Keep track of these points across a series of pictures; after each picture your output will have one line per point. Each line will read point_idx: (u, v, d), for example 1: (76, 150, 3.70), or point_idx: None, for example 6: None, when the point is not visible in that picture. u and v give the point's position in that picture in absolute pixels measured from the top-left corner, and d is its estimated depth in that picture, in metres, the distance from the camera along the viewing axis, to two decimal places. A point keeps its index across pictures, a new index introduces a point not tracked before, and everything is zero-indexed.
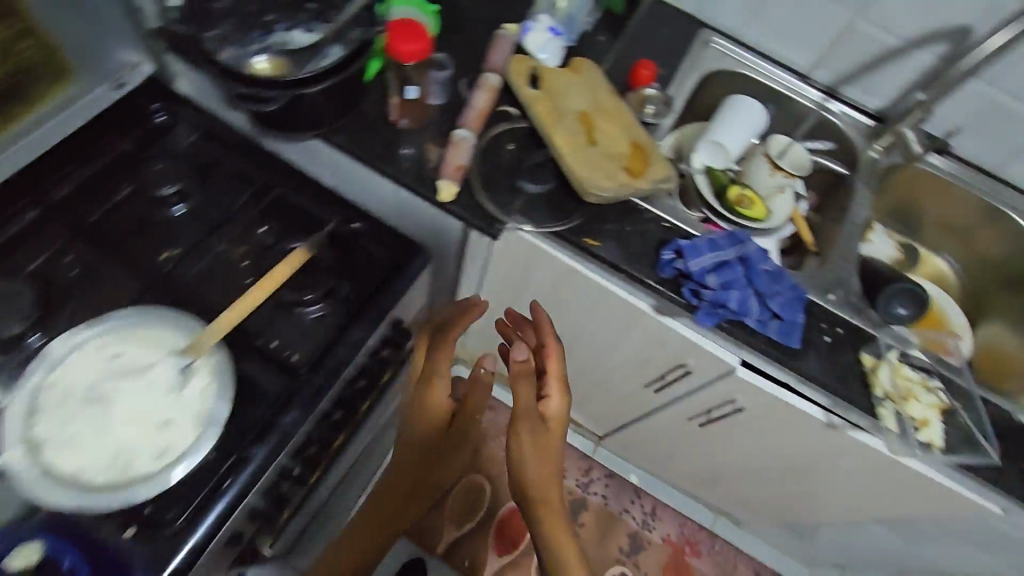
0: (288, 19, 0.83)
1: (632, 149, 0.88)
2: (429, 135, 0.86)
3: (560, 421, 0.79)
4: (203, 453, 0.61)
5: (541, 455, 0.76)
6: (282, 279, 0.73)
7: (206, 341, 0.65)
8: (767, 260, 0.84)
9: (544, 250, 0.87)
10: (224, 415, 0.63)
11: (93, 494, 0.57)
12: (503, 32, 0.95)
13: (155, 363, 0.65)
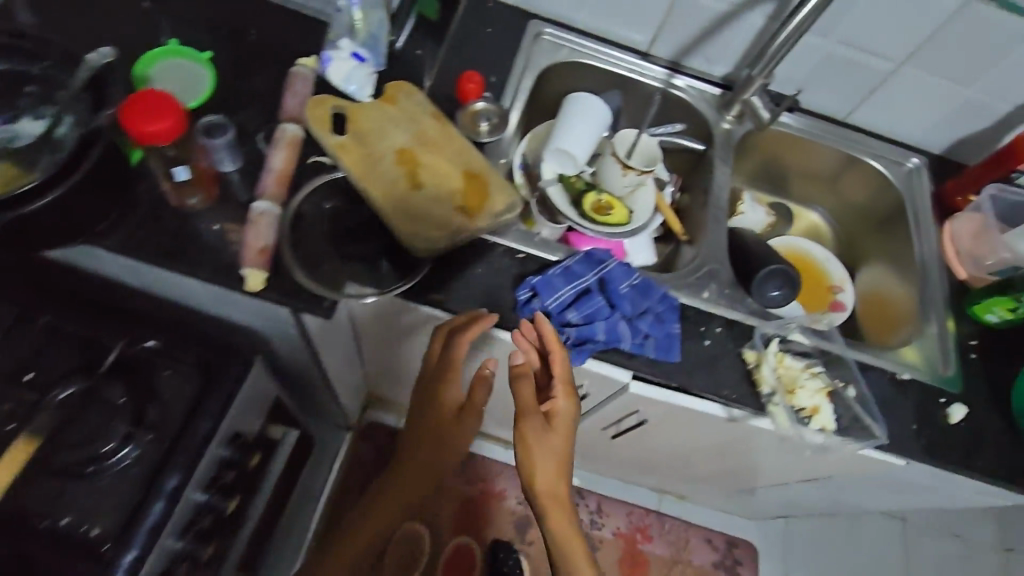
0: (6, 110, 0.67)
1: (468, 181, 0.78)
2: (226, 213, 0.74)
3: (568, 423, 0.73)
4: None
5: (551, 455, 0.70)
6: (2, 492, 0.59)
7: None
8: (629, 275, 0.78)
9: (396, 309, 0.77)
10: None
11: None
12: (296, 69, 0.82)
13: None
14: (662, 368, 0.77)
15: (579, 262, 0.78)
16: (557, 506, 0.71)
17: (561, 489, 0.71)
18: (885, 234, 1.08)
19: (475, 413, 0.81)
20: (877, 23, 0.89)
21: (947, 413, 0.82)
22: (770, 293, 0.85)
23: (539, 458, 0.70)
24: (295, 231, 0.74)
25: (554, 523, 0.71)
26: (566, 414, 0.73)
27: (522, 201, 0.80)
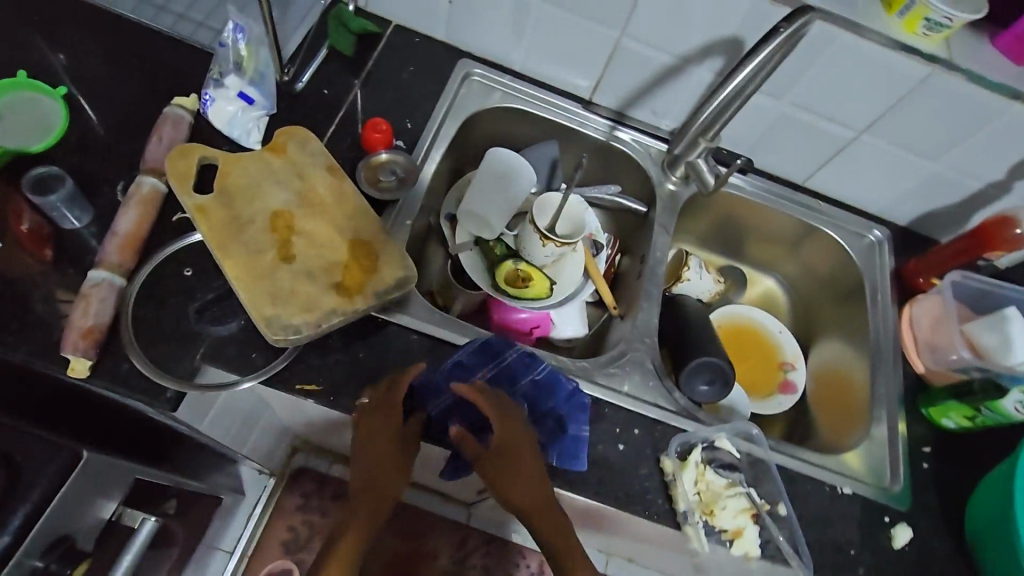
0: None
1: (353, 251, 0.68)
2: (64, 281, 0.64)
3: (524, 449, 0.63)
4: None
5: (520, 479, 0.62)
6: None
7: None
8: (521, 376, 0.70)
9: (268, 395, 0.67)
10: None
11: None
12: (168, 110, 0.71)
13: None
14: (565, 478, 0.67)
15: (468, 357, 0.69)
16: (550, 521, 0.62)
17: (547, 498, 0.63)
18: (842, 309, 0.98)
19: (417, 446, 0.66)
20: (833, 87, 0.80)
21: (891, 534, 0.73)
22: (698, 388, 0.78)
23: (508, 486, 0.62)
24: (142, 304, 0.64)
25: (552, 539, 0.62)
26: (523, 439, 0.64)
27: (415, 276, 0.70)
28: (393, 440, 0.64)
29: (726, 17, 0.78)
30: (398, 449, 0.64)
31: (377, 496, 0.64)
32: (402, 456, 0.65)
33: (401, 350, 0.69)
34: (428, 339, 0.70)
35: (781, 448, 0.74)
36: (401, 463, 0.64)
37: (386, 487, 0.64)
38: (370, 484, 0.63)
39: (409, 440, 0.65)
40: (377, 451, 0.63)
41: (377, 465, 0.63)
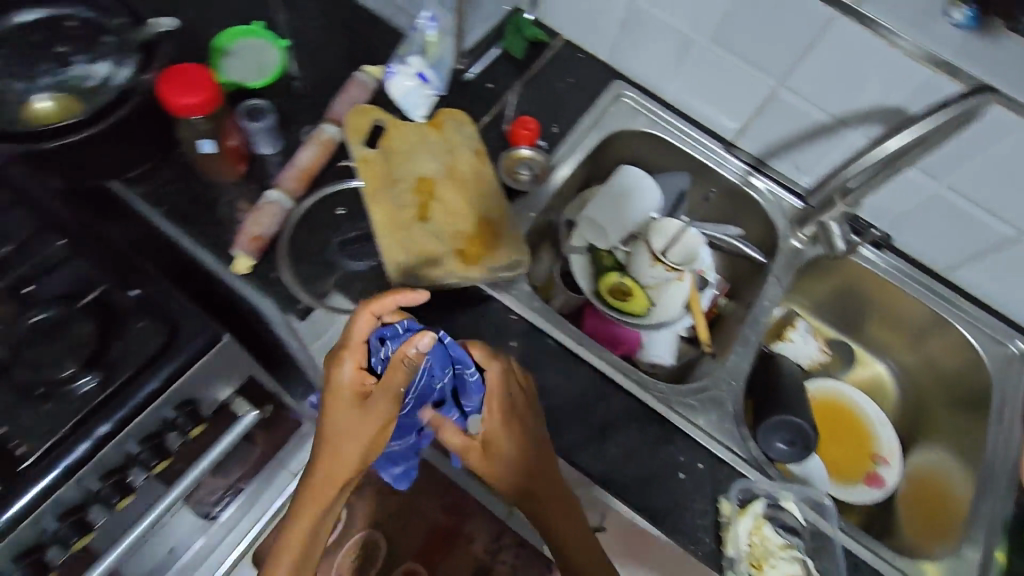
0: (86, 51, 0.73)
1: (479, 226, 0.75)
2: (246, 193, 0.76)
3: (514, 441, 0.64)
4: None
5: (505, 466, 0.65)
6: None
7: None
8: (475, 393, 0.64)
9: None
10: None
11: None
12: (358, 75, 0.83)
13: None
14: (618, 483, 0.68)
15: (445, 346, 0.61)
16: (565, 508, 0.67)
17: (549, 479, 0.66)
18: (957, 416, 0.90)
19: (390, 397, 0.59)
20: (1002, 178, 0.75)
21: None
22: (776, 445, 0.76)
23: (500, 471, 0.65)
24: (298, 227, 0.74)
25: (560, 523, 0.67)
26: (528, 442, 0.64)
27: (527, 264, 0.76)
28: (354, 404, 0.60)
29: (897, 84, 0.76)
30: (361, 411, 0.60)
31: (343, 468, 0.62)
32: (366, 422, 0.60)
33: (506, 313, 0.74)
34: (524, 322, 0.74)
35: (853, 532, 0.70)
36: (368, 431, 0.60)
37: (350, 460, 0.61)
38: (332, 453, 0.61)
39: (375, 393, 0.60)
40: (337, 416, 0.60)
41: (342, 433, 0.60)
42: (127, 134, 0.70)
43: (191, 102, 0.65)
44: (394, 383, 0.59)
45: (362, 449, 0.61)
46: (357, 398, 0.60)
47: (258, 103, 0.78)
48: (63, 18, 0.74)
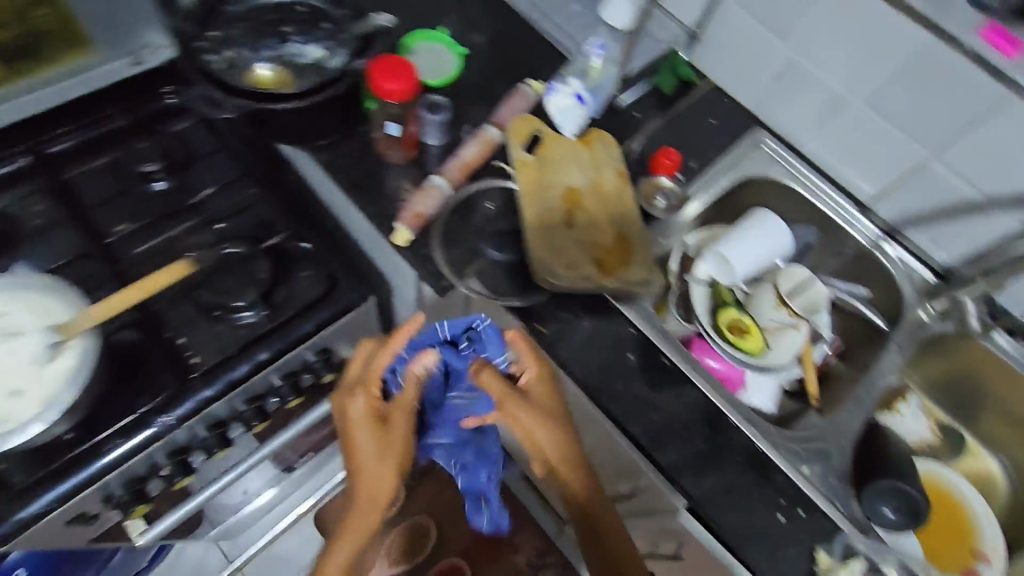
0: (306, 33, 0.84)
1: (616, 241, 0.80)
2: (411, 175, 0.84)
3: (546, 387, 0.72)
4: (25, 436, 0.55)
5: (547, 435, 0.70)
6: (158, 287, 0.69)
7: (79, 325, 0.58)
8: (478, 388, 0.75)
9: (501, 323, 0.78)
10: (66, 399, 0.56)
11: None
12: (522, 87, 0.91)
13: (21, 332, 0.59)
14: (715, 509, 0.69)
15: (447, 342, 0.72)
16: (608, 519, 0.73)
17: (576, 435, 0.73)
18: None
19: (404, 410, 0.72)
20: None
21: None
22: (883, 512, 0.72)
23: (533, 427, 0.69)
24: (453, 214, 0.81)
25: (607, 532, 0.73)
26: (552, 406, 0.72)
27: (656, 284, 0.79)
28: (376, 430, 0.70)
29: None
30: (381, 432, 0.70)
31: (382, 491, 0.70)
32: (388, 449, 0.70)
33: (628, 326, 0.78)
34: (645, 339, 0.77)
35: None
36: (393, 453, 0.70)
37: (385, 485, 0.70)
38: (367, 481, 0.70)
39: (391, 414, 0.71)
40: (362, 446, 0.70)
41: (379, 461, 0.70)
42: (335, 106, 0.79)
43: (387, 90, 0.73)
44: (408, 400, 0.72)
45: (394, 471, 0.70)
46: (372, 427, 0.70)
47: (440, 100, 0.88)
48: (295, 4, 0.85)
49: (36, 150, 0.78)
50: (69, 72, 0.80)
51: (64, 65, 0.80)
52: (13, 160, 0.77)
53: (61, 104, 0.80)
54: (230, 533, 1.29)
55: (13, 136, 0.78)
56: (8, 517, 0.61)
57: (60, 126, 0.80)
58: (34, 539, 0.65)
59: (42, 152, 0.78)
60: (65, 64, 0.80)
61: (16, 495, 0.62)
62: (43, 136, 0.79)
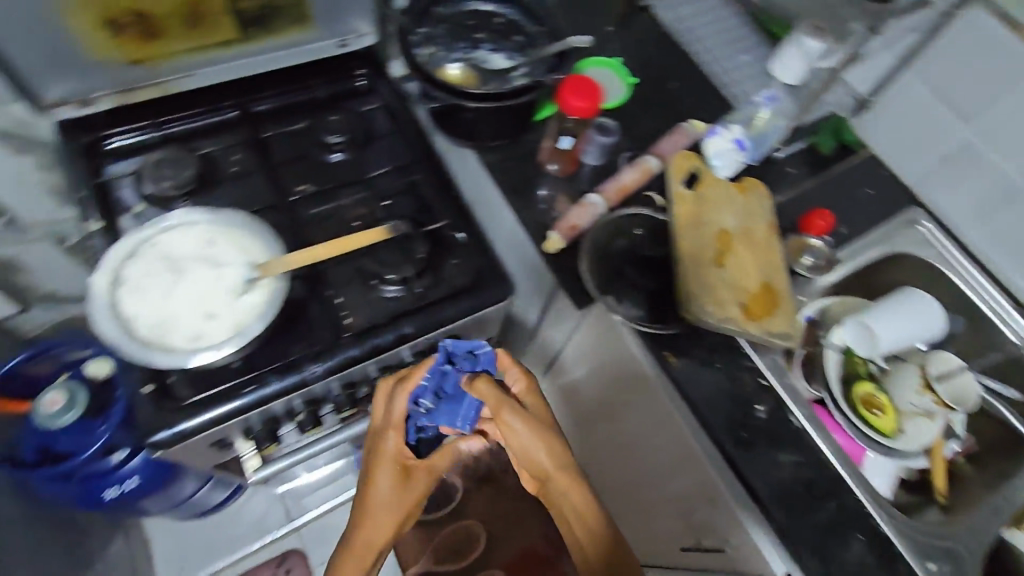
0: (496, 42, 0.87)
1: (762, 290, 0.79)
2: (566, 189, 0.87)
3: (539, 399, 0.77)
4: (219, 356, 0.60)
5: (536, 437, 0.73)
6: (352, 246, 0.76)
7: (276, 268, 0.63)
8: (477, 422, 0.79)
9: (628, 342, 0.80)
10: (254, 334, 0.61)
11: (131, 341, 0.59)
12: (685, 125, 0.92)
13: (230, 264, 0.65)
14: None
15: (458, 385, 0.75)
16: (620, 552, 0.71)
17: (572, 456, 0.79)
18: None
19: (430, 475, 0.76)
20: None
21: None
22: None
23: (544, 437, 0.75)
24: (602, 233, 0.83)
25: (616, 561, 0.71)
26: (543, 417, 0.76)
27: (796, 341, 0.77)
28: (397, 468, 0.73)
29: None
30: (402, 481, 0.74)
31: (385, 533, 0.73)
32: (407, 491, 0.74)
33: (760, 378, 0.77)
34: (776, 394, 0.76)
35: None
36: (409, 499, 0.74)
37: (390, 530, 0.73)
38: (378, 521, 0.72)
39: (416, 469, 0.75)
40: (384, 486, 0.73)
41: (392, 508, 0.73)
42: (519, 112, 0.83)
43: (575, 108, 0.75)
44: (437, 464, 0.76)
45: (401, 517, 0.74)
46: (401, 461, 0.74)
47: (609, 124, 0.91)
48: (495, 15, 0.88)
49: (243, 107, 0.87)
50: (289, 50, 0.88)
51: (283, 38, 0.86)
52: (223, 112, 0.86)
53: (271, 70, 0.88)
54: (297, 490, 1.35)
55: (226, 91, 0.86)
56: (169, 427, 0.66)
57: (267, 90, 0.88)
58: (181, 452, 0.71)
59: (248, 110, 0.87)
60: (284, 37, 0.86)
61: (178, 410, 0.68)
62: (251, 96, 0.87)
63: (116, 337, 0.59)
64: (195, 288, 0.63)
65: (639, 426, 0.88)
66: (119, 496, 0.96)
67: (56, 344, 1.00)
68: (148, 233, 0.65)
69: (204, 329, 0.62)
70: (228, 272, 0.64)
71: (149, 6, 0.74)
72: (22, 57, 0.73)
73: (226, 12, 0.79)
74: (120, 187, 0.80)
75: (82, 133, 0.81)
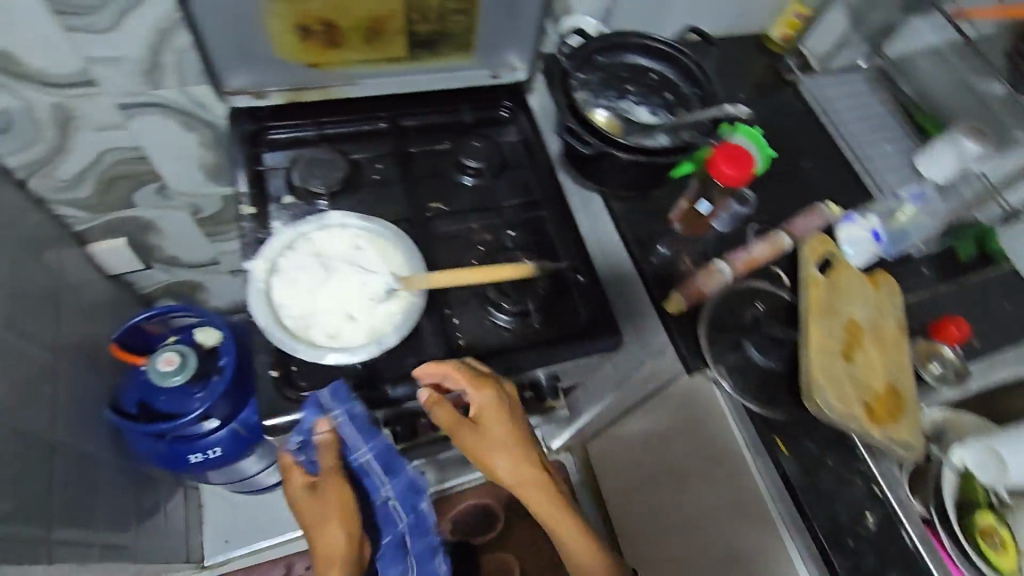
0: (644, 96, 0.88)
1: (885, 392, 0.75)
2: (690, 251, 0.86)
3: (500, 407, 0.70)
4: (352, 359, 0.62)
5: (499, 456, 0.71)
6: (499, 278, 0.72)
7: (417, 283, 0.65)
8: (367, 436, 0.70)
9: (723, 415, 0.79)
10: (387, 344, 0.63)
11: (276, 329, 0.62)
12: (822, 206, 0.88)
13: (374, 273, 0.67)
14: None
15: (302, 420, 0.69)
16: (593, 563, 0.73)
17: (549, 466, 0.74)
18: None
19: (335, 482, 0.72)
20: None
21: None
22: None
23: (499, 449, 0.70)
24: (724, 301, 0.82)
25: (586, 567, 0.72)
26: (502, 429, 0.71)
27: (917, 453, 0.73)
28: (308, 493, 0.73)
29: None
30: (317, 501, 0.72)
31: (336, 544, 0.70)
32: (325, 507, 0.71)
33: (873, 485, 0.72)
34: (889, 506, 0.72)
35: None
36: (338, 508, 0.71)
37: (341, 542, 0.70)
38: (321, 537, 0.70)
39: (321, 487, 0.73)
40: (308, 510, 0.72)
41: (321, 526, 0.71)
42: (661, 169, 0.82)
43: (723, 176, 0.76)
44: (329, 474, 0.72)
45: (341, 524, 0.71)
46: (309, 491, 0.73)
47: (750, 196, 0.89)
48: (650, 70, 0.88)
49: (393, 120, 0.91)
50: (447, 74, 0.93)
51: (444, 61, 0.91)
52: (374, 121, 0.90)
53: (425, 90, 0.92)
54: None
55: (381, 101, 0.91)
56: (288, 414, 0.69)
57: (417, 107, 0.92)
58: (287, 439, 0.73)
59: (397, 123, 0.91)
60: (445, 61, 0.91)
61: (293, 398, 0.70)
62: (402, 110, 0.91)
63: (267, 322, 0.62)
64: (340, 288, 0.66)
65: (703, 491, 0.88)
66: (200, 462, 1.00)
67: (179, 308, 1.05)
68: (305, 228, 0.68)
69: (343, 331, 0.64)
70: (371, 282, 0.66)
71: (340, 18, 0.79)
72: (222, 48, 0.80)
73: (403, 35, 0.84)
74: (276, 178, 0.85)
75: (251, 122, 0.86)
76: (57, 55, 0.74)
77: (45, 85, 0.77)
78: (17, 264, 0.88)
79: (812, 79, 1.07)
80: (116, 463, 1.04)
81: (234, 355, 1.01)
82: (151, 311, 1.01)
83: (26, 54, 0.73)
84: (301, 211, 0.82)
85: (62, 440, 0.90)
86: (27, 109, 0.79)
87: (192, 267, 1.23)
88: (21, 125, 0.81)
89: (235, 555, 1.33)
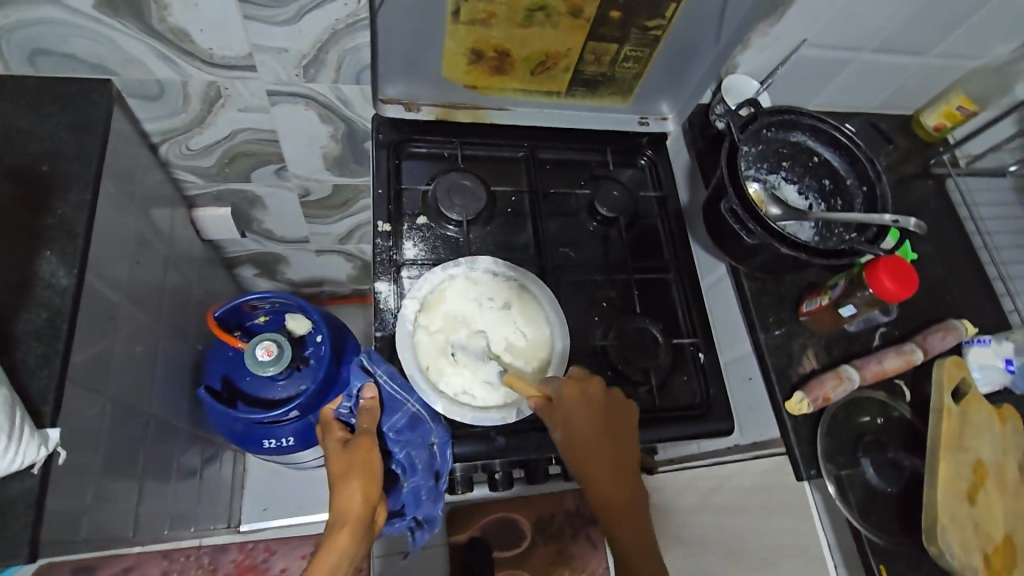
0: (798, 176, 0.84)
1: (1004, 539, 0.73)
2: (816, 347, 0.83)
3: (594, 400, 0.68)
4: (487, 421, 0.67)
5: (586, 435, 0.66)
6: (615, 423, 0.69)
7: (556, 358, 0.72)
8: (407, 390, 0.68)
9: (813, 521, 0.78)
10: (521, 413, 0.68)
11: (421, 374, 0.68)
12: (957, 324, 0.85)
13: (516, 331, 0.73)
14: None
15: (360, 372, 0.69)
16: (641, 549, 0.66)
17: (619, 459, 0.68)
18: None
19: (368, 443, 0.65)
20: None
21: None
22: None
23: (579, 422, 0.66)
24: (845, 409, 0.80)
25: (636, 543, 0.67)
26: (590, 414, 0.67)
27: None
28: (339, 448, 0.66)
29: None
30: (343, 455, 0.65)
31: (353, 506, 0.62)
32: (352, 462, 0.64)
33: None
34: None
35: None
36: (364, 465, 0.63)
37: (356, 500, 0.62)
38: (338, 492, 0.62)
39: (355, 442, 0.66)
40: (333, 463, 0.65)
41: (342, 478, 0.63)
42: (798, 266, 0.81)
43: (890, 291, 0.73)
44: (365, 434, 0.66)
45: (362, 484, 0.62)
46: (340, 445, 0.66)
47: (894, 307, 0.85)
48: (814, 153, 0.84)
49: (532, 149, 0.88)
50: (595, 112, 0.93)
51: (597, 102, 0.91)
52: (514, 149, 0.88)
53: (570, 126, 0.91)
54: None
55: (526, 131, 0.89)
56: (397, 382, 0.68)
57: (560, 140, 0.90)
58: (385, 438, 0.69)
59: (536, 153, 0.88)
60: (598, 101, 0.91)
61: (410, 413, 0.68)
62: (544, 142, 0.89)
63: (411, 363, 0.68)
64: (480, 341, 0.71)
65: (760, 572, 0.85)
66: (272, 447, 0.99)
67: (274, 294, 1.00)
68: (459, 271, 0.73)
69: (477, 389, 0.69)
70: (511, 342, 0.72)
71: (516, 48, 0.78)
72: (389, 55, 0.77)
73: (570, 72, 0.84)
74: (413, 195, 0.82)
75: (395, 132, 0.84)
76: (227, 40, 0.71)
77: (207, 65, 0.74)
78: (139, 230, 0.86)
79: (959, 177, 1.02)
80: (190, 432, 1.05)
81: (326, 354, 0.98)
82: (253, 296, 0.98)
83: (198, 35, 0.69)
84: (434, 234, 0.81)
85: (156, 411, 0.91)
86: (182, 83, 0.77)
87: (281, 241, 1.23)
88: (173, 95, 0.79)
89: (269, 525, 1.34)
